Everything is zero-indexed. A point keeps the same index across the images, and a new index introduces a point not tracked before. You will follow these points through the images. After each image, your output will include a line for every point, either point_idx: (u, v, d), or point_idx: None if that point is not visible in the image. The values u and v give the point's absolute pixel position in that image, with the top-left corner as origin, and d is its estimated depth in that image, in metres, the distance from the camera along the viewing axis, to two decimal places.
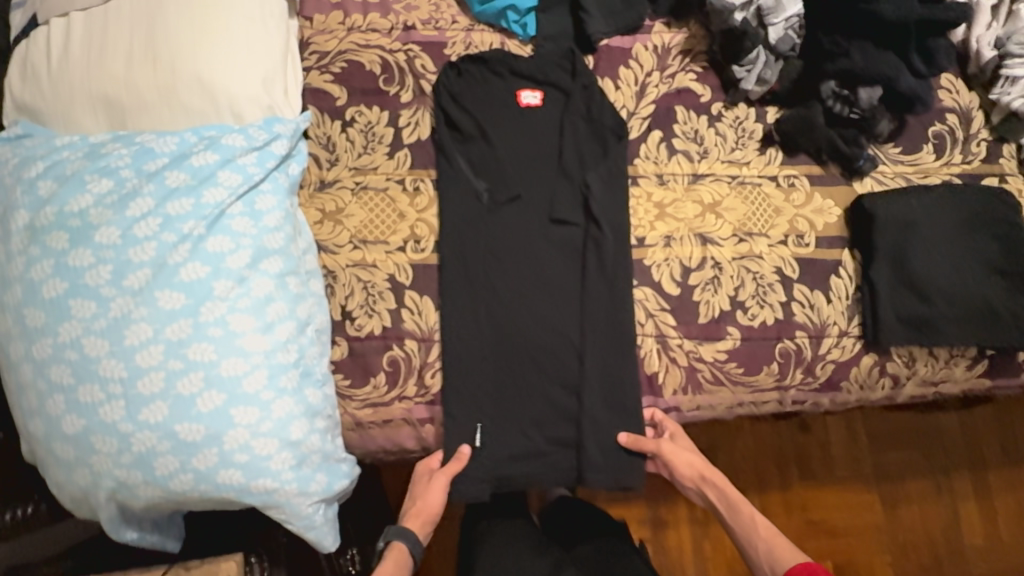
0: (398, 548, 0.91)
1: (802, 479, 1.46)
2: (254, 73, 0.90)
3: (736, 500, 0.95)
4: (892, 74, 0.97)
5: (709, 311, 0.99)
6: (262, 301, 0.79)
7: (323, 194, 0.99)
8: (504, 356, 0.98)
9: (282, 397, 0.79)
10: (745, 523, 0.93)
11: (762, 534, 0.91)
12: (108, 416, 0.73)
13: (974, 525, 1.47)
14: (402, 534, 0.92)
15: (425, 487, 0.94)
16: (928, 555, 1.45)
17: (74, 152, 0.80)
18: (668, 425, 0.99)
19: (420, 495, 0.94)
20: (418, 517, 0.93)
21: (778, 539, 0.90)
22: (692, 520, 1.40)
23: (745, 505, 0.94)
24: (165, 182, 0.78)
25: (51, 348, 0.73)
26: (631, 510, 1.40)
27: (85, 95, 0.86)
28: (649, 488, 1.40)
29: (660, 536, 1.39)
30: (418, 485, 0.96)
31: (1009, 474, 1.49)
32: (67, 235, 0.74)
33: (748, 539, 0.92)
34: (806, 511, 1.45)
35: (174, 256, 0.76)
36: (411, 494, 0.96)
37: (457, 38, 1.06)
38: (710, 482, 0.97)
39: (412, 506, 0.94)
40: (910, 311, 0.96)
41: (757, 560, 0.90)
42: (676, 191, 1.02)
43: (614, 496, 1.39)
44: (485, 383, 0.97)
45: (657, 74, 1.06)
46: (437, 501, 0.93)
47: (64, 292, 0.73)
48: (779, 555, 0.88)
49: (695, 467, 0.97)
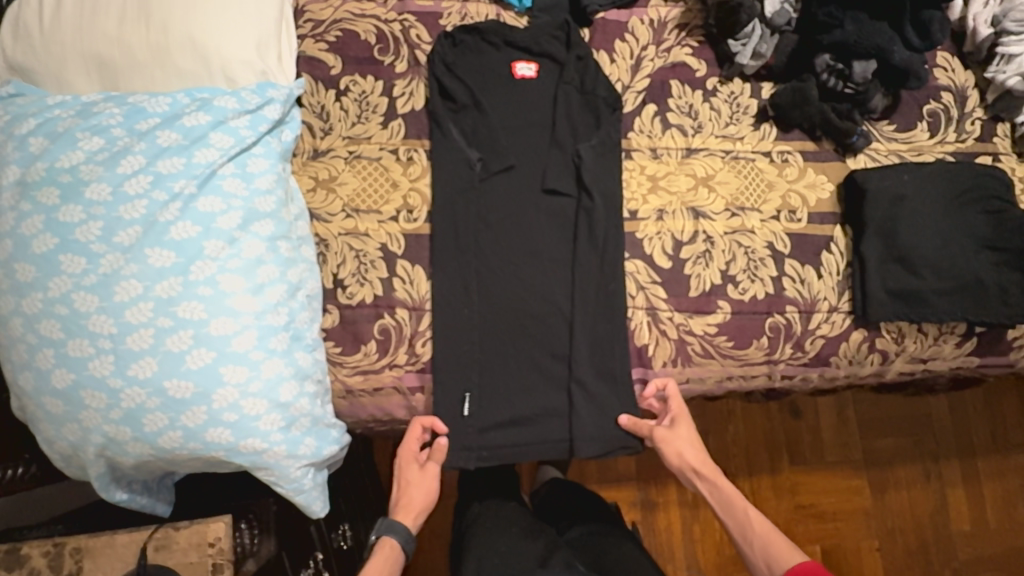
0: (392, 543, 0.91)
1: (792, 462, 1.47)
2: (247, 37, 0.90)
3: (730, 495, 0.92)
4: (887, 47, 0.96)
5: (700, 285, 0.99)
6: (252, 263, 0.80)
7: (317, 162, 0.99)
8: (495, 326, 0.98)
9: (272, 358, 0.79)
10: (740, 518, 0.89)
11: (757, 529, 0.87)
12: (98, 371, 0.73)
13: (962, 511, 1.48)
14: (394, 529, 0.92)
15: (416, 477, 0.97)
16: (915, 540, 1.46)
17: (66, 110, 0.80)
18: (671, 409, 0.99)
19: (413, 484, 0.97)
20: (412, 509, 0.96)
21: (774, 536, 0.85)
22: (682, 502, 1.41)
23: (739, 499, 0.91)
24: (156, 141, 0.78)
25: (40, 303, 0.73)
26: (622, 492, 1.41)
27: (78, 56, 0.86)
28: (640, 471, 1.41)
29: (650, 519, 1.40)
30: (407, 473, 0.97)
31: (997, 461, 1.50)
32: (57, 191, 0.74)
33: (743, 534, 0.88)
34: (796, 494, 1.46)
35: (164, 214, 0.76)
36: (400, 485, 0.97)
37: (453, 9, 1.06)
38: (703, 474, 0.96)
39: (405, 497, 0.96)
40: (899, 285, 0.97)
41: (754, 557, 0.85)
42: (669, 165, 1.02)
43: (604, 477, 1.41)
44: (476, 352, 0.97)
45: (653, 48, 1.05)
46: (431, 489, 0.97)
47: (55, 247, 0.73)
48: (774, 552, 0.83)
49: (686, 461, 0.97)
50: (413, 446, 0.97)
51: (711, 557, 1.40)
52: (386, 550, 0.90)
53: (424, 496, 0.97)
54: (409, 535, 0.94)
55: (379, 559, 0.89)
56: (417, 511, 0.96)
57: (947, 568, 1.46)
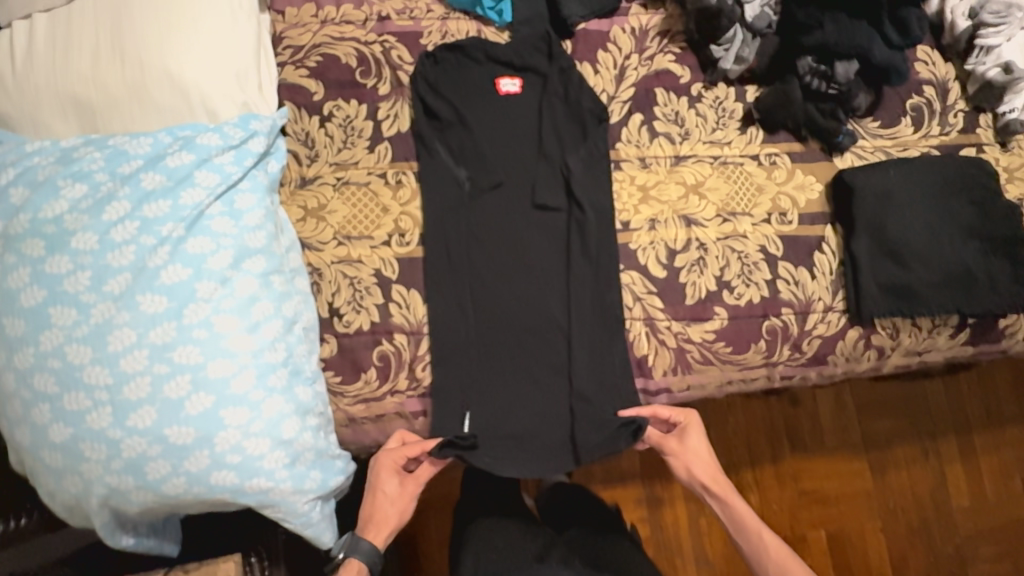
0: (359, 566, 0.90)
1: (794, 451, 1.48)
2: (225, 69, 0.89)
3: (744, 519, 0.97)
4: (867, 46, 0.96)
5: (696, 292, 0.99)
6: (247, 302, 0.79)
7: (305, 191, 0.99)
8: (492, 342, 0.98)
9: (272, 396, 0.79)
10: (754, 542, 0.95)
11: (774, 556, 0.93)
12: (96, 423, 0.72)
13: (961, 487, 1.50)
14: (359, 548, 0.91)
15: (394, 493, 0.94)
16: (917, 518, 1.48)
17: (45, 157, 0.78)
18: (678, 418, 1.00)
19: (387, 496, 0.94)
20: (383, 527, 0.94)
21: (791, 562, 0.92)
22: (688, 497, 1.42)
23: (753, 523, 0.97)
24: (140, 185, 0.77)
25: (33, 357, 0.72)
26: (628, 491, 1.41)
27: (54, 97, 0.85)
28: (644, 468, 1.42)
29: (657, 515, 1.41)
30: (386, 487, 0.94)
31: (993, 435, 1.53)
32: (42, 242, 0.73)
33: (758, 560, 0.94)
34: (798, 480, 1.47)
35: (154, 259, 0.75)
36: (374, 494, 0.94)
37: (433, 27, 1.05)
38: (715, 495, 0.99)
39: (377, 512, 0.94)
40: (891, 280, 0.98)
41: None
42: (659, 174, 1.02)
43: (610, 477, 1.41)
44: (477, 371, 0.97)
45: (636, 57, 1.05)
46: (407, 508, 0.95)
47: (44, 300, 0.72)
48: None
49: (696, 473, 1.00)
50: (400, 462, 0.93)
51: (719, 548, 1.42)
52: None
53: (396, 517, 0.94)
54: (375, 551, 0.92)
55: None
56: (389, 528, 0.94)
57: (949, 544, 1.48)
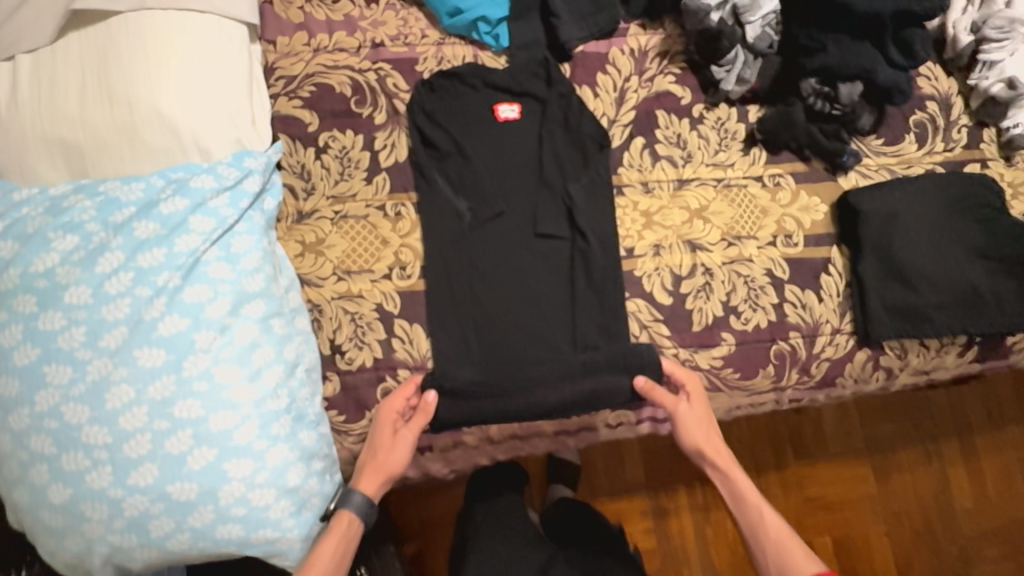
0: (347, 518, 0.81)
1: (798, 457, 1.48)
2: (217, 106, 0.86)
3: (745, 494, 0.94)
4: (870, 66, 0.95)
5: (702, 318, 0.98)
6: (247, 349, 0.77)
7: (302, 225, 0.96)
8: (498, 371, 0.94)
9: (277, 445, 0.77)
10: (753, 517, 0.92)
11: (772, 533, 0.89)
12: (96, 483, 0.70)
13: (964, 488, 1.50)
14: (349, 500, 0.82)
15: (388, 443, 0.88)
16: (922, 519, 1.48)
17: (34, 207, 0.76)
18: (686, 382, 0.95)
19: (383, 447, 0.88)
20: (378, 476, 0.86)
21: (790, 542, 0.88)
22: (693, 506, 1.39)
23: (754, 499, 0.93)
24: (134, 234, 0.75)
25: (28, 418, 0.70)
26: (633, 502, 1.39)
27: (41, 142, 0.82)
28: (648, 478, 1.39)
29: (662, 526, 1.38)
30: (379, 438, 0.88)
31: (994, 436, 1.52)
32: (35, 297, 0.71)
33: (755, 536, 0.91)
34: (804, 487, 1.47)
35: (150, 311, 0.73)
36: (371, 445, 0.88)
37: (428, 53, 1.03)
38: (716, 468, 0.96)
39: (369, 463, 0.87)
40: (900, 302, 0.97)
41: (764, 559, 0.89)
42: (662, 199, 1.01)
43: (615, 489, 1.39)
44: (481, 401, 0.93)
45: (636, 79, 1.03)
46: (401, 459, 0.87)
47: (38, 358, 0.70)
48: (788, 559, 0.87)
49: (698, 444, 0.95)
50: (395, 407, 0.89)
51: (726, 556, 1.38)
52: (342, 527, 0.80)
53: (388, 466, 0.86)
54: (368, 504, 0.84)
55: (332, 535, 0.79)
56: (381, 479, 0.86)
57: (954, 545, 1.48)
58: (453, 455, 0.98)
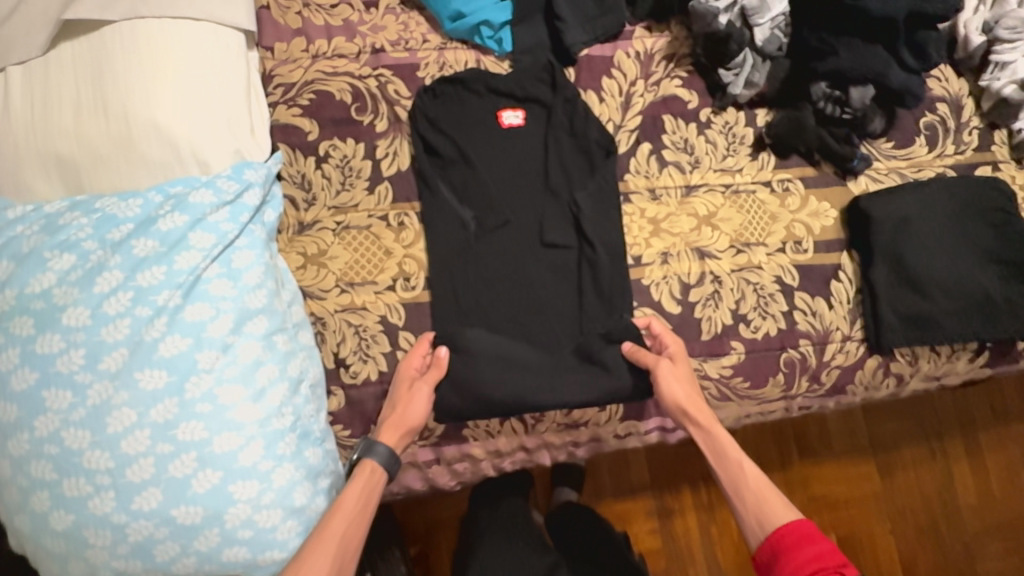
0: (372, 466, 0.81)
1: (802, 456, 1.45)
2: (215, 116, 0.84)
3: (725, 447, 0.87)
4: (882, 70, 0.93)
5: (711, 327, 0.96)
6: (250, 368, 0.76)
7: (303, 236, 0.94)
8: (509, 371, 0.90)
9: (282, 464, 0.75)
10: (733, 471, 0.86)
11: (751, 486, 0.84)
12: (99, 509, 0.68)
13: (968, 484, 1.48)
14: (374, 450, 0.82)
15: (405, 397, 0.86)
16: (925, 514, 1.47)
17: (29, 225, 0.74)
18: (670, 344, 0.92)
19: (400, 402, 0.86)
20: (398, 431, 0.84)
21: (770, 494, 0.83)
22: (698, 506, 1.35)
23: (734, 452, 0.86)
24: (132, 252, 0.73)
25: (28, 443, 0.68)
26: (637, 504, 1.34)
27: (35, 156, 0.80)
28: (653, 478, 1.34)
29: (667, 526, 1.33)
30: (397, 393, 0.87)
31: (998, 432, 1.50)
32: (32, 319, 0.69)
33: (735, 490, 0.85)
34: (808, 486, 1.45)
35: (150, 331, 0.71)
36: (390, 402, 0.87)
37: (430, 58, 1.00)
38: (696, 422, 0.89)
39: (389, 417, 0.85)
40: (911, 308, 0.95)
41: (743, 513, 0.83)
42: (670, 206, 0.99)
43: (620, 490, 1.33)
44: (492, 407, 0.89)
45: (642, 83, 1.01)
46: (419, 413, 0.85)
47: (36, 383, 0.68)
48: (768, 511, 0.81)
49: (680, 402, 0.88)
50: (413, 363, 0.89)
51: (731, 556, 1.34)
52: (366, 473, 0.81)
53: (408, 420, 0.84)
54: (391, 456, 0.83)
55: (356, 483, 0.80)
56: (402, 432, 0.84)
57: (959, 542, 1.46)
58: (460, 467, 0.96)
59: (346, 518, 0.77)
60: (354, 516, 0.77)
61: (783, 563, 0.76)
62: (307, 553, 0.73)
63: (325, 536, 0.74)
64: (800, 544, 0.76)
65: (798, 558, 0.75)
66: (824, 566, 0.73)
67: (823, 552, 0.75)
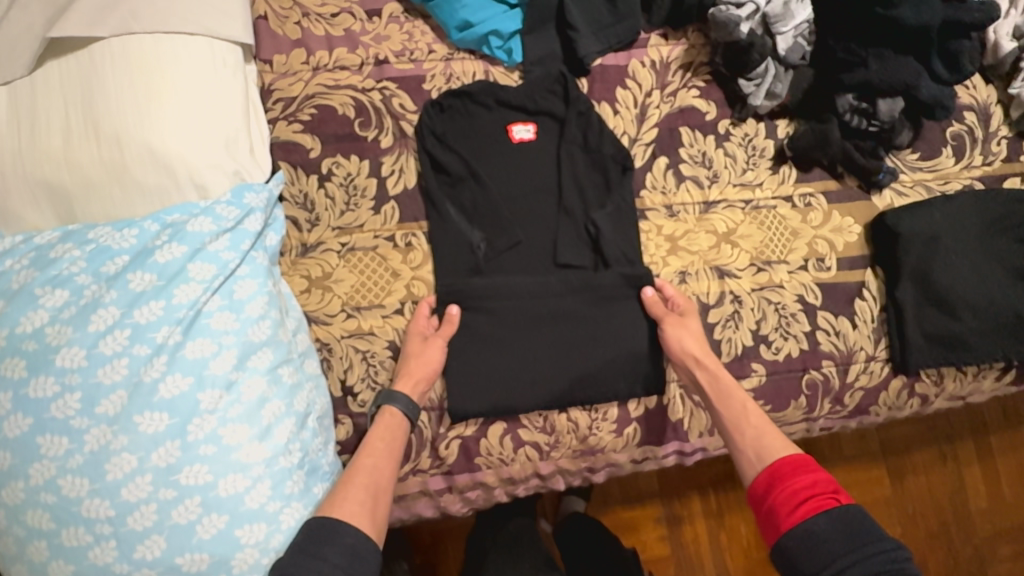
0: (392, 411, 0.82)
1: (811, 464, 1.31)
2: (212, 136, 0.80)
3: (726, 387, 0.84)
4: (913, 83, 0.90)
5: (732, 349, 0.92)
6: (255, 405, 0.72)
7: (307, 259, 0.90)
8: (519, 385, 0.89)
9: (290, 505, 0.72)
10: (735, 409, 0.82)
11: (752, 421, 0.81)
12: (100, 559, 0.65)
13: (979, 489, 1.33)
14: (394, 398, 0.82)
15: (419, 347, 0.86)
16: (938, 523, 1.32)
17: (19, 259, 0.70)
18: (683, 301, 0.90)
19: (414, 355, 0.85)
20: (413, 381, 0.84)
21: (769, 428, 0.80)
22: (709, 513, 1.24)
23: (739, 393, 0.84)
24: (128, 286, 0.69)
25: (24, 492, 0.65)
26: (645, 510, 1.23)
27: (23, 184, 0.76)
28: (663, 484, 1.23)
29: (677, 533, 1.22)
30: (410, 343, 0.86)
31: (1012, 434, 1.35)
32: (23, 361, 0.66)
33: (734, 424, 0.82)
34: None
35: (149, 371, 0.68)
36: (401, 356, 0.86)
37: (436, 69, 0.96)
38: (705, 367, 0.86)
39: (404, 366, 0.85)
40: (938, 329, 0.92)
41: (741, 446, 0.79)
42: (688, 222, 0.95)
43: (628, 495, 1.23)
44: (504, 392, 0.88)
45: (658, 93, 0.97)
46: (431, 365, 0.85)
47: (30, 429, 0.65)
48: (765, 442, 0.78)
49: (689, 350, 0.87)
50: (423, 316, 0.88)
51: (742, 566, 1.23)
52: (385, 420, 0.81)
53: (424, 368, 0.85)
54: (411, 404, 0.83)
55: (379, 427, 0.81)
56: (417, 380, 0.84)
57: (968, 546, 1.32)
58: (472, 495, 0.91)
59: (376, 454, 0.78)
60: (381, 454, 0.78)
61: (776, 490, 0.72)
62: (339, 489, 0.74)
63: (358, 472, 0.76)
64: (794, 472, 0.72)
65: (792, 485, 0.72)
66: (818, 493, 0.70)
67: (819, 480, 0.71)
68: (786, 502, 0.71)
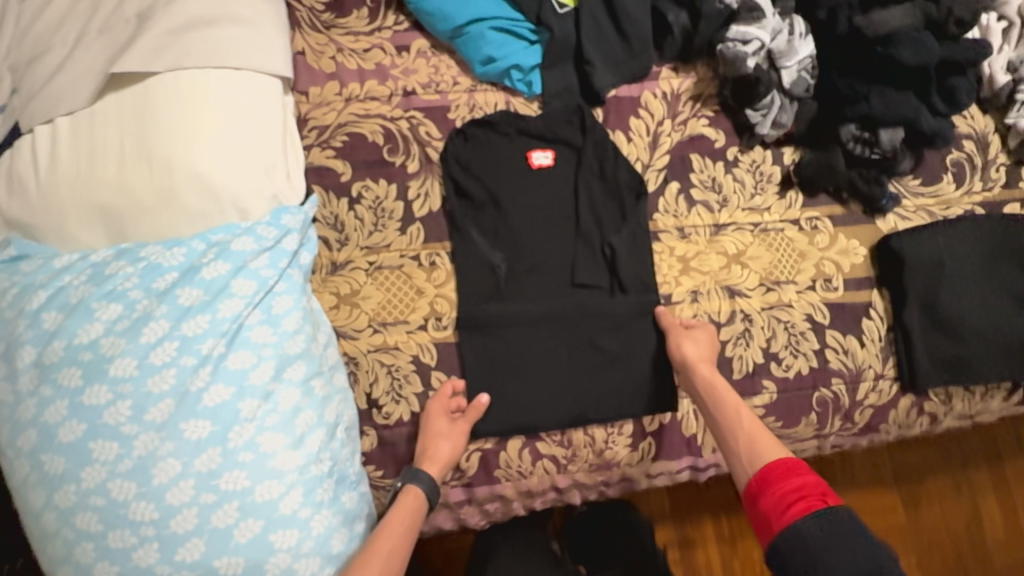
0: (416, 493, 0.83)
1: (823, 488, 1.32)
2: (255, 163, 0.86)
3: (720, 393, 0.86)
4: (913, 115, 0.95)
5: (743, 366, 0.95)
6: (290, 415, 0.76)
7: (336, 276, 0.95)
8: (540, 401, 0.93)
9: (321, 511, 0.75)
10: (728, 415, 0.84)
11: (745, 426, 0.81)
12: (143, 560, 0.69)
13: (995, 518, 1.33)
14: (418, 478, 0.84)
15: (445, 429, 0.88)
16: (954, 552, 1.32)
17: (76, 275, 0.76)
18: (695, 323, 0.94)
19: (441, 436, 0.87)
20: (435, 463, 0.85)
21: (761, 434, 0.80)
22: (720, 538, 1.25)
23: (732, 399, 0.85)
24: (177, 301, 0.74)
25: (74, 495, 0.69)
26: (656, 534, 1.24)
27: (80, 206, 0.82)
28: (675, 508, 1.24)
29: (689, 559, 1.23)
30: (435, 425, 0.88)
31: None
32: (79, 371, 0.70)
33: (729, 430, 0.83)
34: None
35: (195, 381, 0.72)
36: (426, 435, 0.88)
37: (461, 100, 1.02)
38: (701, 373, 0.88)
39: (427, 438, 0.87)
40: (944, 352, 0.95)
41: (735, 452, 0.80)
42: (699, 244, 1.00)
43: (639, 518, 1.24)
44: (526, 405, 0.93)
45: (669, 123, 1.03)
46: (455, 451, 0.87)
47: (83, 434, 0.69)
48: (756, 448, 0.78)
49: (688, 358, 0.90)
50: (445, 398, 0.90)
51: None
52: (409, 501, 0.82)
53: (451, 453, 0.87)
54: (433, 486, 0.85)
55: (400, 508, 0.81)
56: (443, 464, 0.86)
57: None
58: (491, 506, 0.94)
59: (394, 538, 0.78)
60: (400, 538, 0.78)
61: (767, 493, 0.73)
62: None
63: (375, 557, 0.75)
64: (783, 476, 0.73)
65: (781, 489, 0.72)
66: (808, 495, 0.71)
67: (808, 483, 0.72)
68: (775, 506, 0.72)
